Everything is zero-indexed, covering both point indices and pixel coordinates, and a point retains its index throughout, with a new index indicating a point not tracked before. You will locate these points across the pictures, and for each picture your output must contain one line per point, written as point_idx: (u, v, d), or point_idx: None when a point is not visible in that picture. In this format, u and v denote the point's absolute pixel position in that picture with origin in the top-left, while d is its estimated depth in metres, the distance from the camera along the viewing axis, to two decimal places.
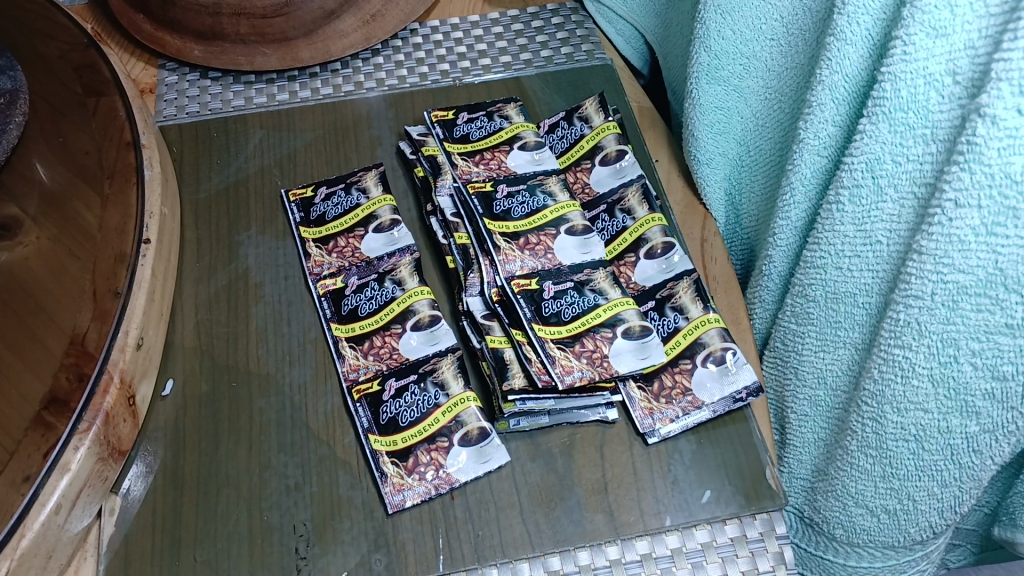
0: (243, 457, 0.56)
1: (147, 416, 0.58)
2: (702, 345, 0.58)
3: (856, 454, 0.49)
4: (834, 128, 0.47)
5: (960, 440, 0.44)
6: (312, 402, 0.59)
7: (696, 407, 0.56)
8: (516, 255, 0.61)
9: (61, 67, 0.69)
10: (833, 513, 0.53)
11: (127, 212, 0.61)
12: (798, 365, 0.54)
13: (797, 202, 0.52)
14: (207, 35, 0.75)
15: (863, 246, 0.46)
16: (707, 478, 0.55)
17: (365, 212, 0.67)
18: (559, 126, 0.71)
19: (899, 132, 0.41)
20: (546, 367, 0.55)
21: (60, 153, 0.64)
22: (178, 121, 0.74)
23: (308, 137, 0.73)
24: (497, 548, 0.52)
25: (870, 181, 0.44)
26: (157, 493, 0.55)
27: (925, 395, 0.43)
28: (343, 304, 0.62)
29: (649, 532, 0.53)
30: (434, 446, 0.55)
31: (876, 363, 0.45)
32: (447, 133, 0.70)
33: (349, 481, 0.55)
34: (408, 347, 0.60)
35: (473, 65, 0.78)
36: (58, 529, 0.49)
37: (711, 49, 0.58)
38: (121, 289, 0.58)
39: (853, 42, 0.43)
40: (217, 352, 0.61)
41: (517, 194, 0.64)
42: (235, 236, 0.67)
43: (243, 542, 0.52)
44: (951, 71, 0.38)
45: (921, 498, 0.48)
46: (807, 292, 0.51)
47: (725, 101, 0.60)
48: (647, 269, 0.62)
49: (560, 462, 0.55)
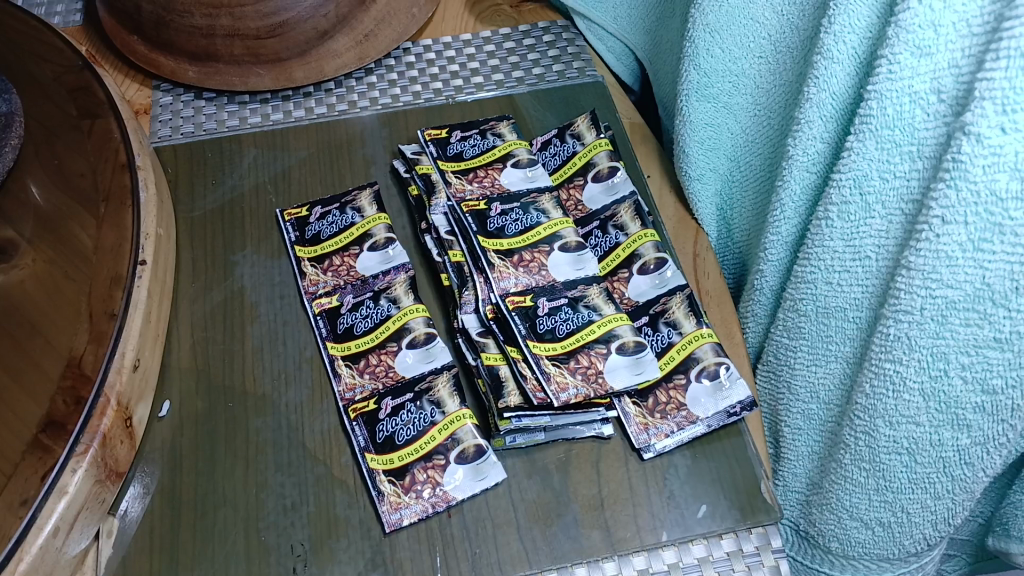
0: (240, 477, 0.56)
1: (143, 438, 0.58)
2: (695, 360, 0.58)
3: (849, 467, 0.49)
4: (822, 145, 0.48)
5: (952, 452, 0.45)
6: (309, 421, 0.59)
7: (691, 422, 0.57)
8: (510, 272, 0.61)
9: (56, 90, 0.70)
10: (828, 526, 0.53)
11: (122, 233, 0.62)
12: (791, 379, 0.54)
13: (787, 217, 0.52)
14: (200, 56, 0.76)
15: (852, 261, 0.47)
16: (702, 492, 0.55)
17: (360, 231, 0.67)
18: (552, 143, 0.71)
19: (886, 149, 0.42)
20: (541, 384, 0.56)
21: (55, 176, 0.65)
22: (173, 142, 0.75)
23: (302, 156, 0.74)
24: (495, 566, 0.52)
25: (858, 198, 0.44)
26: (154, 515, 0.55)
27: (916, 408, 0.44)
28: (338, 323, 0.63)
29: (646, 548, 0.53)
30: (431, 464, 0.55)
31: (868, 377, 0.45)
32: (441, 151, 0.70)
33: (346, 501, 0.55)
34: (404, 365, 0.60)
35: (466, 83, 0.79)
36: (56, 552, 0.49)
37: (701, 67, 0.58)
38: (117, 311, 0.58)
39: (839, 61, 0.44)
40: (213, 371, 0.61)
41: (511, 212, 0.64)
42: (230, 256, 0.68)
43: (241, 563, 0.52)
44: (936, 89, 0.39)
45: (914, 511, 0.48)
46: (798, 306, 0.51)
47: (716, 118, 0.60)
48: (640, 284, 0.62)
49: (556, 478, 0.55)
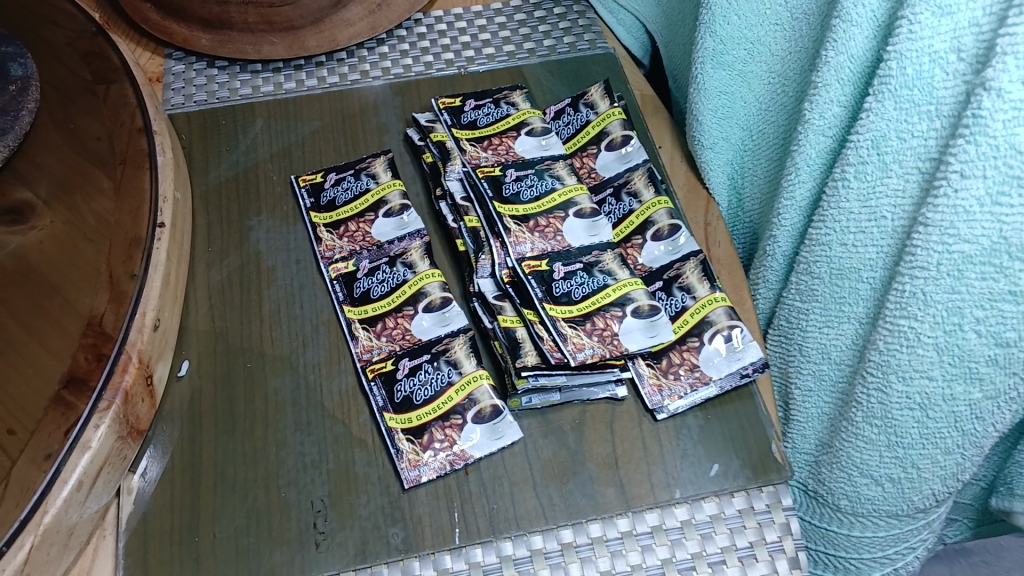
0: (259, 436, 0.57)
1: (163, 397, 0.59)
2: (709, 323, 0.59)
3: (861, 424, 0.50)
4: (839, 108, 0.49)
5: (964, 407, 0.46)
6: (327, 381, 0.60)
7: (704, 384, 0.58)
8: (526, 237, 0.62)
9: (70, 55, 0.70)
10: (838, 484, 0.54)
11: (141, 196, 0.63)
12: (803, 341, 0.55)
13: (802, 181, 0.53)
14: (214, 23, 0.76)
15: (868, 221, 0.48)
16: (714, 452, 0.56)
17: (375, 197, 0.68)
18: (565, 112, 0.72)
19: (905, 109, 0.43)
20: (558, 345, 0.57)
21: (70, 138, 0.65)
22: (186, 109, 0.75)
23: (316, 126, 0.74)
24: (512, 521, 0.53)
25: (876, 158, 0.45)
26: (173, 472, 0.56)
27: (929, 362, 0.45)
28: (355, 287, 0.63)
29: (659, 505, 0.54)
30: (448, 423, 0.56)
31: (882, 335, 0.46)
32: (455, 119, 0.71)
33: (365, 459, 0.56)
34: (421, 328, 0.60)
35: (477, 54, 0.79)
36: (79, 506, 0.50)
37: (717, 34, 0.59)
38: (136, 272, 0.59)
39: (858, 24, 0.45)
40: (231, 334, 0.62)
41: (526, 178, 0.65)
42: (246, 221, 0.68)
43: (262, 517, 0.53)
44: (956, 48, 0.40)
45: (925, 467, 0.49)
46: (813, 269, 0.52)
47: (730, 86, 0.61)
48: (654, 251, 0.63)
49: (571, 438, 0.56)
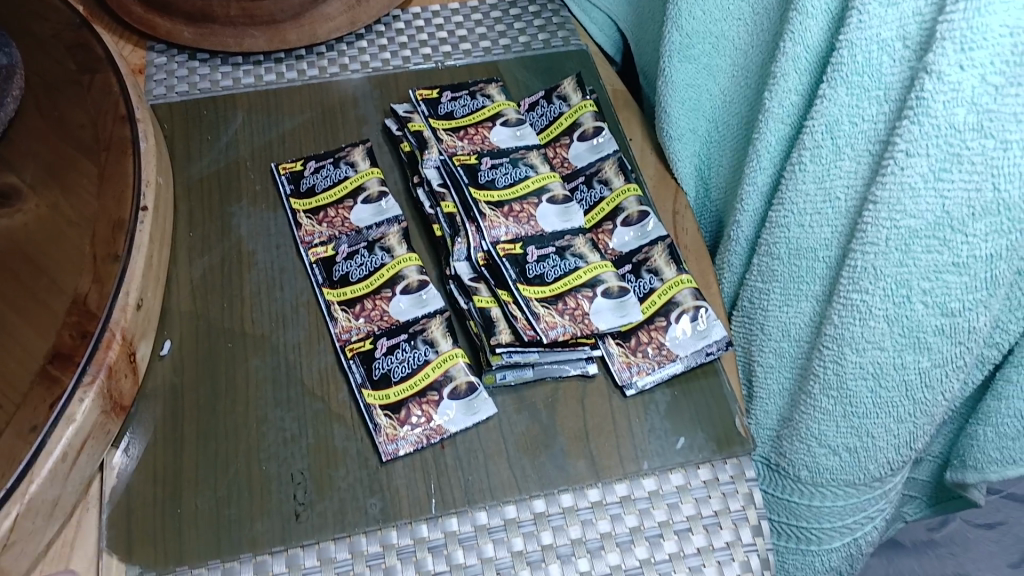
0: (240, 412, 0.59)
1: (146, 375, 0.60)
2: (675, 304, 0.61)
3: (819, 396, 0.53)
4: (796, 97, 0.51)
5: (914, 376, 0.48)
6: (306, 359, 0.61)
7: (670, 361, 0.60)
8: (500, 222, 0.64)
9: (54, 45, 0.71)
10: (798, 456, 0.57)
11: (125, 181, 0.64)
12: (764, 320, 0.58)
13: (763, 168, 0.56)
14: (196, 16, 0.78)
15: (824, 203, 0.50)
16: (681, 426, 0.58)
17: (354, 184, 0.70)
18: (539, 105, 0.74)
19: (856, 94, 0.46)
20: (531, 323, 0.59)
21: (54, 126, 0.66)
22: (168, 100, 0.77)
23: (296, 117, 0.76)
24: (486, 492, 0.55)
25: (830, 142, 0.48)
26: (156, 447, 0.57)
27: (881, 334, 0.48)
28: (334, 270, 0.65)
29: (628, 476, 0.56)
30: (425, 399, 0.58)
31: (837, 309, 0.49)
32: (432, 110, 0.73)
33: (344, 434, 0.58)
34: (398, 309, 0.62)
35: (454, 49, 0.82)
36: (64, 477, 0.52)
37: (683, 29, 0.62)
38: (120, 254, 0.60)
39: (813, 16, 0.47)
40: (213, 316, 0.63)
41: (501, 166, 0.67)
42: (227, 208, 0.70)
43: (243, 489, 0.55)
44: (901, 36, 0.42)
45: (879, 436, 0.52)
46: (772, 250, 0.55)
47: (696, 79, 0.64)
48: (623, 236, 0.65)
49: (544, 414, 0.58)
